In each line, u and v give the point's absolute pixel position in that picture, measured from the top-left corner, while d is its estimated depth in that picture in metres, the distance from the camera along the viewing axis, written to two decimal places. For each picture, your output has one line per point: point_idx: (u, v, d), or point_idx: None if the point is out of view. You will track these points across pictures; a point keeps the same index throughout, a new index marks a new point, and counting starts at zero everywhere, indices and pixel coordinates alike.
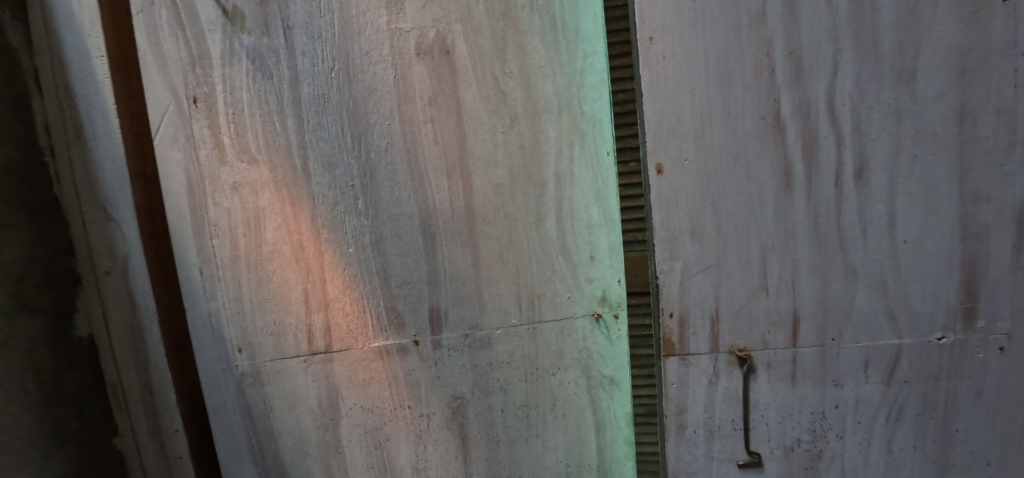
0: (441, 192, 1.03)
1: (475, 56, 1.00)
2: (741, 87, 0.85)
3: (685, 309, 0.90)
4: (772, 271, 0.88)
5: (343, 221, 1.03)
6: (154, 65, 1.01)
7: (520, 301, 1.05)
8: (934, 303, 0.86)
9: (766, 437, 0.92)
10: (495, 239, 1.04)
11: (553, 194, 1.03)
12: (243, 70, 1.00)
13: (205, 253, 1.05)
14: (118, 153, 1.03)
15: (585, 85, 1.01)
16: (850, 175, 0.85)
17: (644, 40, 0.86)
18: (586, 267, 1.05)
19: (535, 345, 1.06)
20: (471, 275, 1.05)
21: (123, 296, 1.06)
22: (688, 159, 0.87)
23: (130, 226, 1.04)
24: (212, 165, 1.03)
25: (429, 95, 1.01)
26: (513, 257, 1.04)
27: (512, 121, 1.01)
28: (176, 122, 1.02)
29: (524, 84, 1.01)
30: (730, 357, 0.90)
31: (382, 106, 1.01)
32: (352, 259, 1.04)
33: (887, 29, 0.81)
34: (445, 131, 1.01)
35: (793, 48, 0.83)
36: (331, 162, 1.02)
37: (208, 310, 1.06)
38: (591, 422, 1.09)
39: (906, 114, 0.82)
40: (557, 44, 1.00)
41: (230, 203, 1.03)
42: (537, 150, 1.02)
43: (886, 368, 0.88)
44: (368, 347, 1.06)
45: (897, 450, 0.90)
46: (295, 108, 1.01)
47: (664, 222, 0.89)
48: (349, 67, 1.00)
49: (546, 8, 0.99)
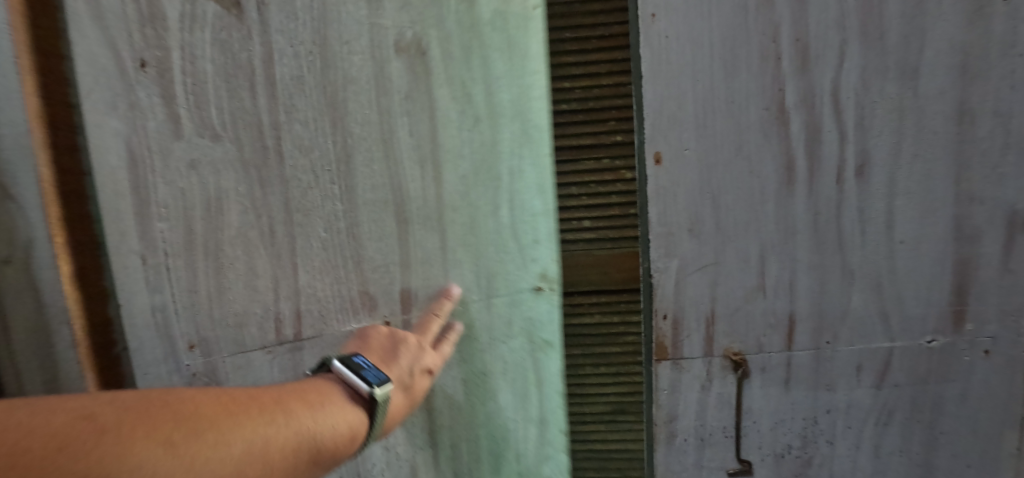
0: (414, 182, 0.89)
1: (446, 61, 0.86)
2: (746, 75, 0.79)
3: (679, 310, 0.85)
4: (770, 271, 0.84)
5: (316, 206, 0.87)
6: (88, 17, 0.79)
7: (477, 279, 0.93)
8: (926, 306, 0.84)
9: (758, 444, 0.88)
10: (461, 225, 0.91)
11: (507, 188, 0.91)
12: (206, 39, 0.81)
13: (149, 239, 0.85)
14: (17, 114, 0.79)
15: (532, 98, 0.89)
16: (852, 172, 0.81)
17: (646, 17, 0.79)
18: (532, 248, 0.94)
19: (489, 317, 0.95)
20: (439, 257, 0.92)
21: (25, 293, 0.86)
22: (688, 148, 0.81)
23: (34, 208, 0.82)
24: (163, 139, 0.83)
25: (405, 90, 0.86)
26: (475, 239, 0.92)
27: (475, 120, 0.88)
28: (114, 85, 0.80)
29: (485, 89, 0.88)
30: (725, 360, 0.86)
31: (358, 94, 0.85)
32: (324, 245, 0.89)
33: (894, 20, 0.78)
34: (420, 125, 0.87)
35: (800, 36, 0.79)
36: (309, 146, 0.85)
37: (150, 304, 0.87)
38: (534, 380, 0.98)
39: (907, 111, 0.80)
40: (511, 59, 0.88)
41: (186, 183, 0.84)
42: (495, 148, 0.90)
43: (878, 371, 0.86)
44: (340, 331, 0.91)
45: (885, 454, 0.88)
46: (267, 87, 0.83)
47: (661, 216, 0.83)
48: (327, 54, 0.83)
49: (502, 25, 0.87)
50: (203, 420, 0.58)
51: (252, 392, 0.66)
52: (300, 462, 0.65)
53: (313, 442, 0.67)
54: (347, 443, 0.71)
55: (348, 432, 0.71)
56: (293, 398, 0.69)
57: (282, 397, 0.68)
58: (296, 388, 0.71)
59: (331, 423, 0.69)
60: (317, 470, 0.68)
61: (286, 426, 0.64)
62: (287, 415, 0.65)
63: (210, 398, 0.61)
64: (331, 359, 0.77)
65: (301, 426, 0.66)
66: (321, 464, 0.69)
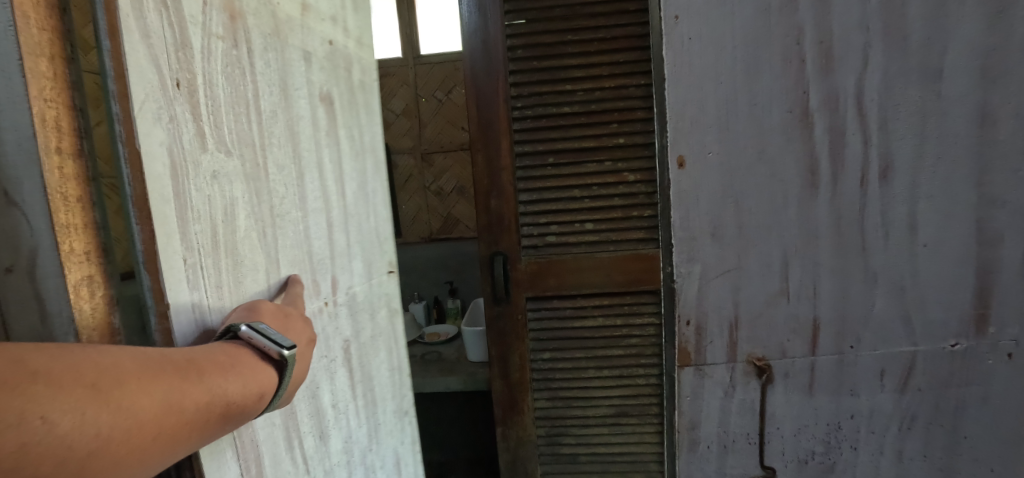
0: (334, 190, 1.21)
1: (344, 114, 1.29)
2: (769, 76, 0.78)
3: (702, 316, 0.86)
4: (793, 276, 0.84)
5: (287, 212, 1.02)
6: (138, 32, 0.70)
7: (349, 229, 1.27)
8: (947, 310, 0.83)
9: (780, 450, 0.89)
10: (334, 193, 1.21)
11: (355, 174, 1.32)
12: (219, 69, 0.85)
13: (189, 241, 0.77)
14: (24, 122, 0.65)
15: (365, 105, 1.42)
16: (875, 175, 0.80)
17: (668, 18, 0.78)
18: (362, 209, 1.34)
19: (355, 259, 1.29)
20: (325, 224, 1.16)
21: (29, 304, 0.70)
22: (711, 151, 0.80)
23: (42, 215, 0.67)
24: (193, 150, 0.79)
25: (331, 125, 1.21)
26: (332, 204, 1.20)
27: (351, 132, 1.31)
28: (158, 94, 0.73)
29: (347, 111, 1.30)
30: (747, 366, 0.87)
31: (305, 129, 1.10)
32: (290, 240, 1.03)
33: (917, 22, 0.76)
34: (333, 146, 1.22)
35: (824, 37, 0.77)
36: (281, 164, 1.00)
37: (191, 303, 0.77)
38: (355, 305, 1.28)
39: (930, 113, 0.78)
40: (359, 87, 1.39)
41: (212, 190, 0.82)
42: (352, 139, 1.32)
43: (901, 375, 0.85)
44: (260, 308, 0.86)
45: (907, 459, 0.87)
46: (258, 114, 0.94)
47: (682, 221, 0.83)
48: (285, 89, 1.04)
49: (349, 55, 1.35)
50: (126, 377, 0.57)
51: (164, 350, 0.64)
52: (210, 418, 0.67)
53: (224, 400, 0.69)
54: (256, 401, 0.74)
55: (257, 391, 0.75)
56: (207, 359, 0.69)
57: (196, 356, 0.68)
58: (209, 350, 0.71)
59: (243, 383, 0.72)
60: (227, 425, 0.71)
61: (199, 384, 0.66)
62: (200, 375, 0.66)
63: (131, 355, 0.59)
64: (237, 325, 0.77)
65: (213, 386, 0.67)
66: (232, 419, 0.71)
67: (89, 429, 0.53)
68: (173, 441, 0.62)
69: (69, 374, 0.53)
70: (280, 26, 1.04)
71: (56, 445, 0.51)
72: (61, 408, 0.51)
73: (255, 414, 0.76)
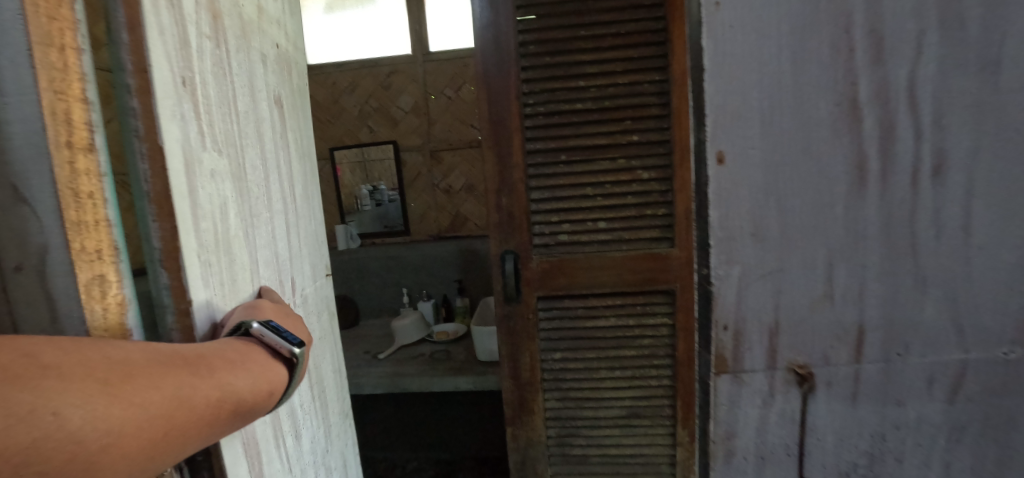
0: (291, 190, 1.18)
1: (292, 117, 1.24)
2: (816, 68, 0.74)
3: (741, 321, 0.82)
4: (838, 279, 0.79)
5: (260, 212, 0.99)
6: (156, 28, 0.69)
7: (299, 231, 1.23)
8: (1003, 317, 0.77)
9: (821, 463, 0.85)
10: (288, 194, 1.16)
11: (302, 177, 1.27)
12: (207, 66, 0.82)
13: (201, 236, 0.76)
14: (33, 114, 0.61)
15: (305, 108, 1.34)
16: (927, 173, 0.75)
17: (708, 5, 0.74)
18: (306, 212, 1.29)
19: (304, 261, 1.24)
20: (284, 222, 1.12)
21: (37, 304, 0.66)
22: (753, 147, 0.76)
23: (52, 211, 0.64)
24: (195, 145, 0.76)
25: (285, 125, 1.18)
26: (289, 204, 1.16)
27: (298, 134, 1.27)
28: (172, 90, 0.72)
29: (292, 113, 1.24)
30: (788, 374, 0.82)
31: (265, 133, 1.06)
32: (265, 238, 1.00)
33: (975, 11, 0.72)
34: (288, 147, 1.18)
35: (876, 25, 0.72)
36: (256, 164, 0.98)
37: (206, 301, 0.76)
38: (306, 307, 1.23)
39: (989, 107, 0.73)
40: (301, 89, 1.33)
41: (210, 189, 0.80)
42: (299, 142, 1.26)
43: (951, 385, 0.80)
44: (266, 308, 0.86)
45: (954, 473, 0.83)
46: (237, 114, 0.92)
47: (722, 220, 0.79)
48: (251, 90, 1.00)
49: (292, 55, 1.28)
50: (136, 369, 0.58)
51: (174, 346, 0.64)
52: (220, 414, 0.65)
53: (235, 397, 0.67)
54: (266, 398, 0.73)
55: (267, 388, 0.73)
56: (217, 354, 0.68)
57: (205, 353, 0.67)
58: (221, 346, 0.71)
59: (253, 380, 0.71)
60: (237, 422, 0.69)
61: (209, 380, 0.65)
62: (210, 371, 0.66)
63: (143, 350, 0.60)
64: (249, 321, 0.77)
65: (222, 382, 0.66)
66: (242, 416, 0.69)
67: (98, 420, 0.53)
68: (180, 438, 0.61)
69: (81, 365, 0.54)
70: (245, 27, 1.01)
71: (65, 437, 0.51)
72: (70, 400, 0.52)
73: (264, 413, 0.75)
